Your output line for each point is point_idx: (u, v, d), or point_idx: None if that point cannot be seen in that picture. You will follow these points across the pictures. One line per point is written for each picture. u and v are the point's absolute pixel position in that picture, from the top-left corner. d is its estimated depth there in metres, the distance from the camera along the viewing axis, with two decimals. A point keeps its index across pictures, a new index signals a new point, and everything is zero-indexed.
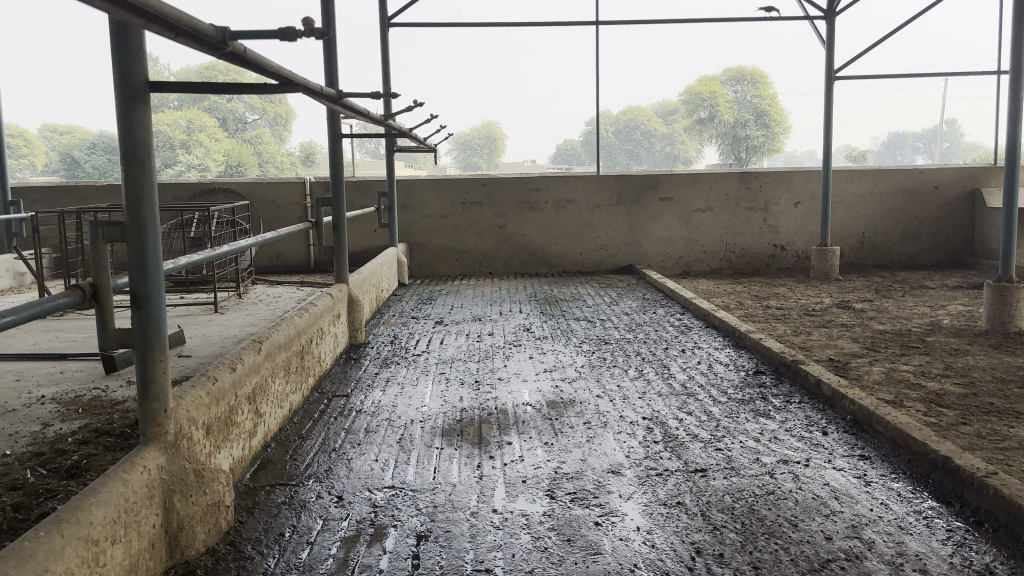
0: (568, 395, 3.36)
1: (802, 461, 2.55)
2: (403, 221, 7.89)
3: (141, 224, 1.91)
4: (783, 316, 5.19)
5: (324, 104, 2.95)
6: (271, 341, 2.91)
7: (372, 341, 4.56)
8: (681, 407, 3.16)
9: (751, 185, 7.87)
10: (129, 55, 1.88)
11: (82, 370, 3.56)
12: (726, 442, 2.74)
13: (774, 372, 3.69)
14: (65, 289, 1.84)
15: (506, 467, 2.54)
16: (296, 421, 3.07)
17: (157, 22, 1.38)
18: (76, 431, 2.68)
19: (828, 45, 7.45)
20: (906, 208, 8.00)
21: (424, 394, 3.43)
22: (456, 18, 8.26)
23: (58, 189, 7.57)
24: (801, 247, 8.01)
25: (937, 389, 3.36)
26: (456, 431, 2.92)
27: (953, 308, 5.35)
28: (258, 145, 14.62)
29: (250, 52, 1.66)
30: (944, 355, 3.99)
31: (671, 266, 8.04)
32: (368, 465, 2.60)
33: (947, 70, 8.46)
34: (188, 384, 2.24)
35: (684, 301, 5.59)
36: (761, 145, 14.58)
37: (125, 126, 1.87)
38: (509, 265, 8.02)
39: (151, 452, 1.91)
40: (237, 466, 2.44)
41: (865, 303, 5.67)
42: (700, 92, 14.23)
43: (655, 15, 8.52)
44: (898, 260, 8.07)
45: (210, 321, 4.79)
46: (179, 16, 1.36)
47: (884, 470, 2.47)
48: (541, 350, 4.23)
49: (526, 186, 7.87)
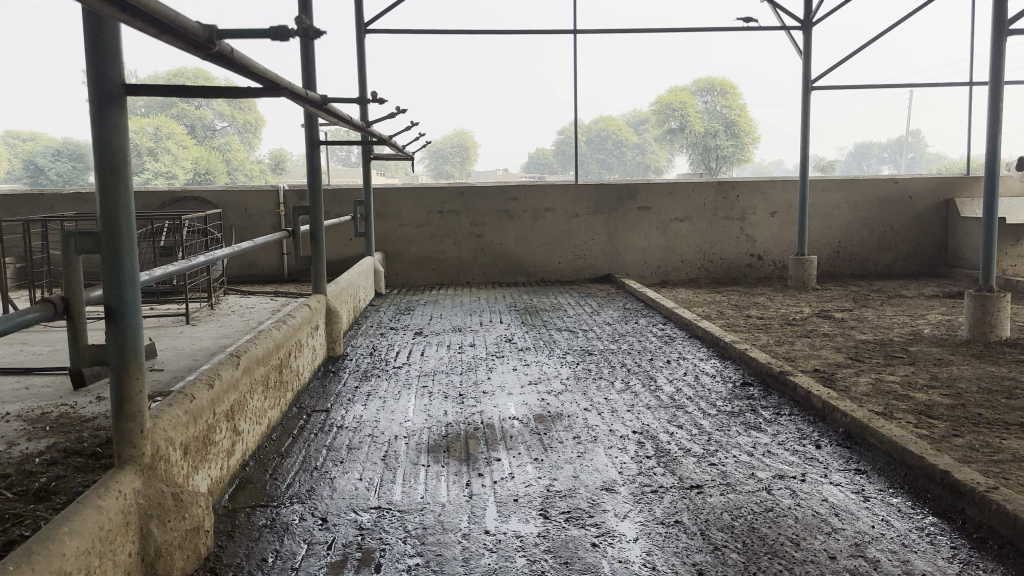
0: (555, 408, 3.28)
1: (798, 476, 2.51)
2: (380, 230, 7.79)
3: (117, 233, 1.80)
4: (765, 325, 5.18)
5: (306, 110, 2.85)
6: (250, 355, 2.80)
7: (350, 353, 4.45)
8: (670, 420, 3.10)
9: (728, 194, 7.90)
10: (104, 53, 1.78)
11: (48, 386, 3.41)
12: (720, 457, 2.68)
13: (761, 383, 3.65)
14: (34, 303, 1.73)
15: (496, 485, 2.46)
16: (275, 438, 2.95)
17: (137, 15, 1.27)
18: (44, 451, 2.56)
19: (804, 55, 7.49)
20: (880, 217, 8.07)
21: (407, 409, 3.33)
22: (434, 24, 8.21)
23: (23, 197, 7.38)
24: (778, 256, 8.04)
25: (926, 399, 3.34)
26: (441, 447, 2.83)
27: (932, 317, 5.37)
28: (227, 154, 14.34)
29: (236, 53, 1.56)
30: (928, 365, 3.98)
31: (649, 275, 8.03)
32: (353, 484, 2.50)
33: (919, 81, 8.56)
34: (164, 402, 2.13)
35: (666, 311, 5.55)
36: (731, 155, 14.47)
37: (99, 130, 1.77)
38: (486, 275, 7.95)
39: (126, 476, 1.80)
40: (216, 487, 2.34)
41: (844, 313, 5.67)
42: (672, 103, 14.18)
43: (632, 24, 8.53)
44: (873, 269, 8.13)
45: (182, 333, 4.65)
46: (157, 8, 1.24)
47: (881, 485, 2.43)
48: (525, 361, 4.15)
49: (504, 195, 7.80)
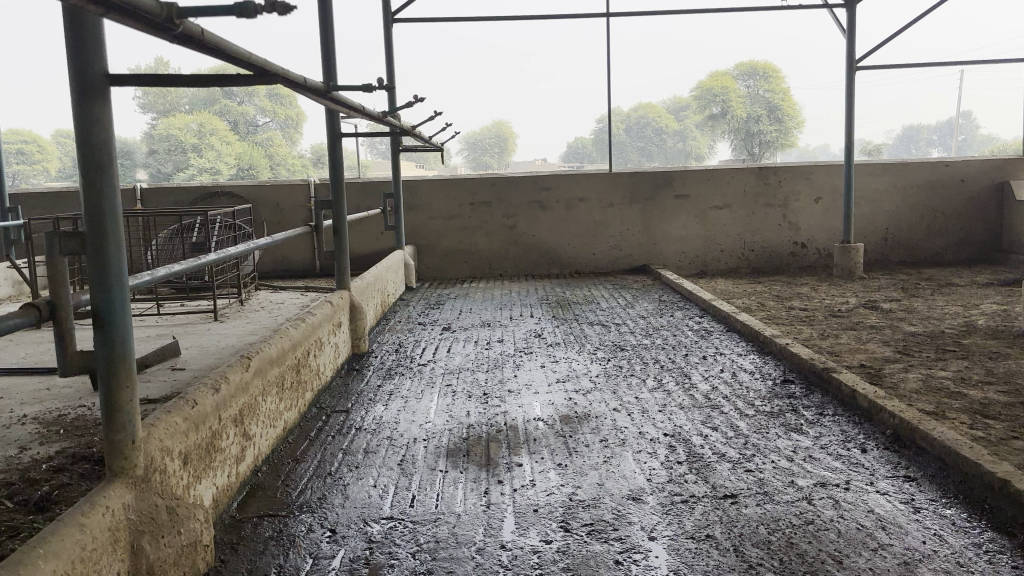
0: (583, 409, 3.13)
1: (841, 484, 2.32)
2: (411, 222, 7.69)
3: (104, 234, 1.69)
4: (808, 317, 4.95)
5: (312, 100, 2.72)
6: (263, 356, 2.70)
7: (376, 349, 4.36)
8: (704, 421, 2.93)
9: (770, 180, 7.63)
10: (86, 47, 1.67)
11: (68, 387, 3.36)
12: (757, 463, 2.50)
13: (803, 381, 3.45)
14: (18, 308, 1.62)
15: (515, 494, 2.32)
16: (291, 441, 2.85)
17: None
18: (53, 456, 2.48)
19: (849, 34, 7.16)
20: (930, 201, 7.72)
21: (429, 409, 3.21)
22: (462, 13, 8.07)
23: (60, 195, 7.45)
24: (822, 244, 7.76)
25: (982, 397, 3.12)
26: (462, 451, 2.71)
27: (987, 307, 5.09)
28: (269, 148, 13.93)
29: (208, 35, 1.42)
30: (983, 359, 3.73)
31: (687, 265, 7.80)
32: (366, 492, 2.39)
33: (971, 59, 8.16)
34: (162, 409, 2.04)
35: (703, 302, 5.35)
36: (774, 138, 13.72)
37: (80, 122, 1.66)
38: (520, 267, 7.81)
39: (116, 490, 1.70)
40: (222, 496, 2.23)
41: (893, 303, 5.40)
42: (712, 87, 13.44)
43: (667, 6, 8.29)
44: (923, 256, 7.79)
45: (208, 330, 4.60)
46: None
47: (934, 495, 2.24)
48: (553, 358, 4.01)
49: (537, 185, 7.65)
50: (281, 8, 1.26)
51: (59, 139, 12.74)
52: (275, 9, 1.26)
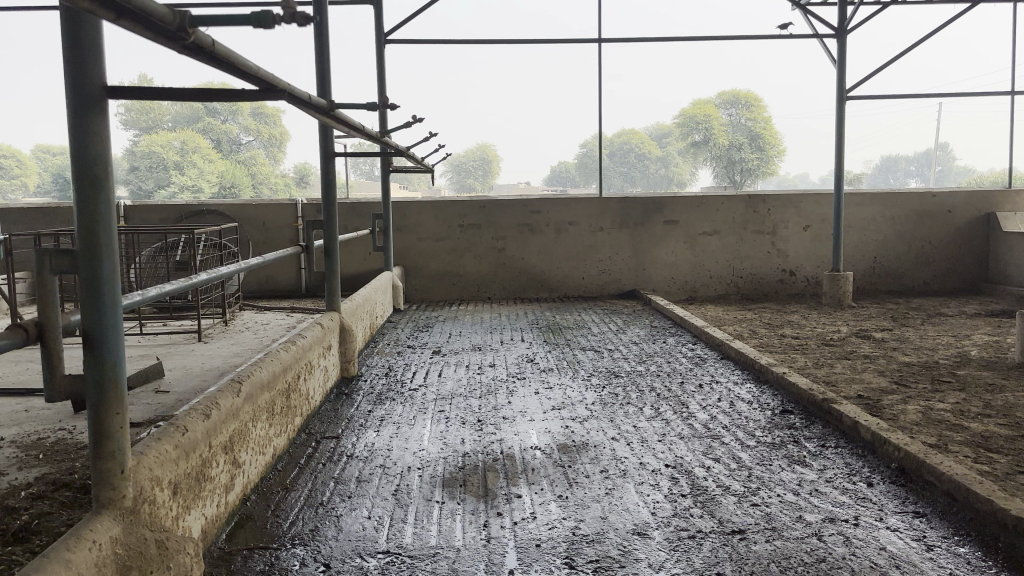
0: (580, 438, 3.06)
1: (850, 520, 2.26)
2: (399, 243, 7.63)
3: (96, 252, 1.61)
4: (801, 346, 4.92)
5: (312, 118, 2.66)
6: (254, 380, 2.62)
7: (365, 373, 4.27)
8: (706, 452, 2.87)
9: (759, 208, 7.65)
10: (83, 55, 1.59)
11: (47, 409, 3.23)
12: (762, 496, 2.44)
13: (802, 411, 3.41)
14: (4, 328, 1.53)
15: (516, 527, 2.24)
16: (280, 469, 2.76)
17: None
18: (32, 483, 2.37)
19: (839, 65, 7.21)
20: (918, 231, 7.77)
21: (423, 436, 3.13)
22: (455, 35, 8.07)
23: (40, 211, 7.31)
24: (811, 271, 7.76)
25: (983, 430, 3.08)
26: (458, 480, 2.63)
27: (978, 337, 5.09)
28: (252, 166, 13.65)
29: (218, 46, 1.35)
30: (980, 392, 3.70)
31: (677, 290, 7.78)
32: (360, 524, 2.30)
33: (958, 90, 8.25)
34: (152, 435, 1.95)
35: (695, 329, 5.31)
36: (757, 167, 13.75)
37: (76, 137, 1.59)
38: (508, 291, 7.75)
39: (103, 523, 1.61)
40: (211, 527, 2.14)
41: (885, 333, 5.39)
42: (695, 114, 13.65)
43: (659, 33, 8.34)
44: (910, 286, 7.82)
45: (192, 350, 4.49)
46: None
47: (946, 533, 2.18)
48: (548, 384, 3.93)
49: (526, 208, 7.62)
50: (300, 19, 1.20)
51: (37, 155, 11.88)
52: (294, 20, 1.20)
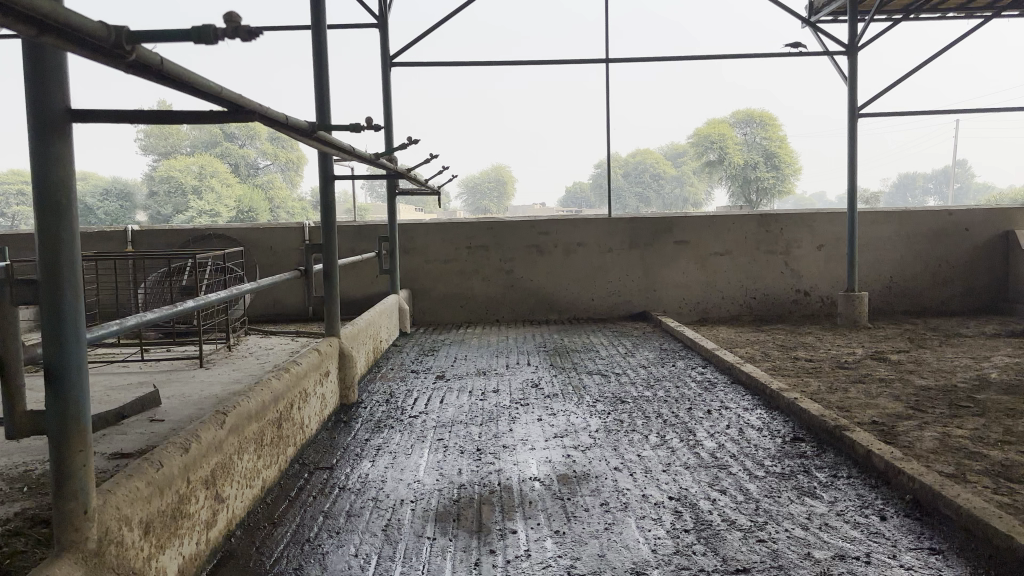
0: (582, 468, 2.95)
1: (862, 558, 2.14)
2: (406, 266, 7.57)
3: (56, 286, 1.51)
4: (814, 369, 4.78)
5: (296, 140, 2.58)
6: (241, 411, 2.53)
7: (367, 399, 4.18)
8: (712, 483, 2.75)
9: (771, 228, 7.52)
10: (44, 79, 1.52)
11: (38, 439, 3.17)
12: (769, 532, 2.32)
13: (813, 439, 3.28)
14: None
15: (507, 566, 2.13)
16: (269, 502, 2.68)
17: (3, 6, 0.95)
18: (11, 519, 2.30)
19: (850, 82, 7.11)
20: (934, 250, 7.61)
21: (419, 466, 3.04)
22: (462, 58, 8.07)
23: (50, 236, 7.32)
24: (826, 292, 7.62)
25: (1002, 458, 2.94)
26: (451, 515, 2.52)
27: (999, 360, 4.92)
28: (269, 192, 13.91)
29: (168, 64, 1.29)
30: (1000, 417, 3.55)
31: (689, 311, 7.65)
32: (345, 562, 2.20)
33: (973, 107, 8.13)
34: (124, 472, 1.87)
35: (705, 353, 5.18)
36: (774, 186, 12.84)
37: (37, 161, 1.50)
38: (516, 312, 7.65)
39: (64, 567, 1.52)
40: (189, 565, 2.06)
41: (902, 355, 5.22)
42: (708, 134, 13.11)
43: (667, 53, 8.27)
44: (928, 306, 7.65)
45: (193, 377, 4.43)
46: (34, 5, 0.96)
47: (963, 571, 2.05)
48: (551, 411, 3.83)
49: (534, 230, 7.54)
50: (244, 33, 1.15)
51: None
52: (239, 34, 1.15)
